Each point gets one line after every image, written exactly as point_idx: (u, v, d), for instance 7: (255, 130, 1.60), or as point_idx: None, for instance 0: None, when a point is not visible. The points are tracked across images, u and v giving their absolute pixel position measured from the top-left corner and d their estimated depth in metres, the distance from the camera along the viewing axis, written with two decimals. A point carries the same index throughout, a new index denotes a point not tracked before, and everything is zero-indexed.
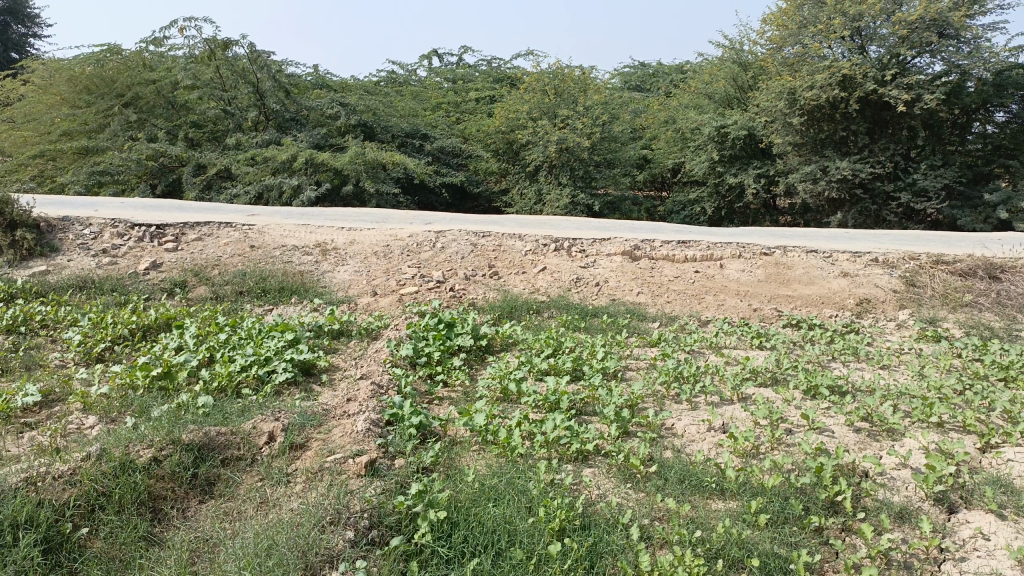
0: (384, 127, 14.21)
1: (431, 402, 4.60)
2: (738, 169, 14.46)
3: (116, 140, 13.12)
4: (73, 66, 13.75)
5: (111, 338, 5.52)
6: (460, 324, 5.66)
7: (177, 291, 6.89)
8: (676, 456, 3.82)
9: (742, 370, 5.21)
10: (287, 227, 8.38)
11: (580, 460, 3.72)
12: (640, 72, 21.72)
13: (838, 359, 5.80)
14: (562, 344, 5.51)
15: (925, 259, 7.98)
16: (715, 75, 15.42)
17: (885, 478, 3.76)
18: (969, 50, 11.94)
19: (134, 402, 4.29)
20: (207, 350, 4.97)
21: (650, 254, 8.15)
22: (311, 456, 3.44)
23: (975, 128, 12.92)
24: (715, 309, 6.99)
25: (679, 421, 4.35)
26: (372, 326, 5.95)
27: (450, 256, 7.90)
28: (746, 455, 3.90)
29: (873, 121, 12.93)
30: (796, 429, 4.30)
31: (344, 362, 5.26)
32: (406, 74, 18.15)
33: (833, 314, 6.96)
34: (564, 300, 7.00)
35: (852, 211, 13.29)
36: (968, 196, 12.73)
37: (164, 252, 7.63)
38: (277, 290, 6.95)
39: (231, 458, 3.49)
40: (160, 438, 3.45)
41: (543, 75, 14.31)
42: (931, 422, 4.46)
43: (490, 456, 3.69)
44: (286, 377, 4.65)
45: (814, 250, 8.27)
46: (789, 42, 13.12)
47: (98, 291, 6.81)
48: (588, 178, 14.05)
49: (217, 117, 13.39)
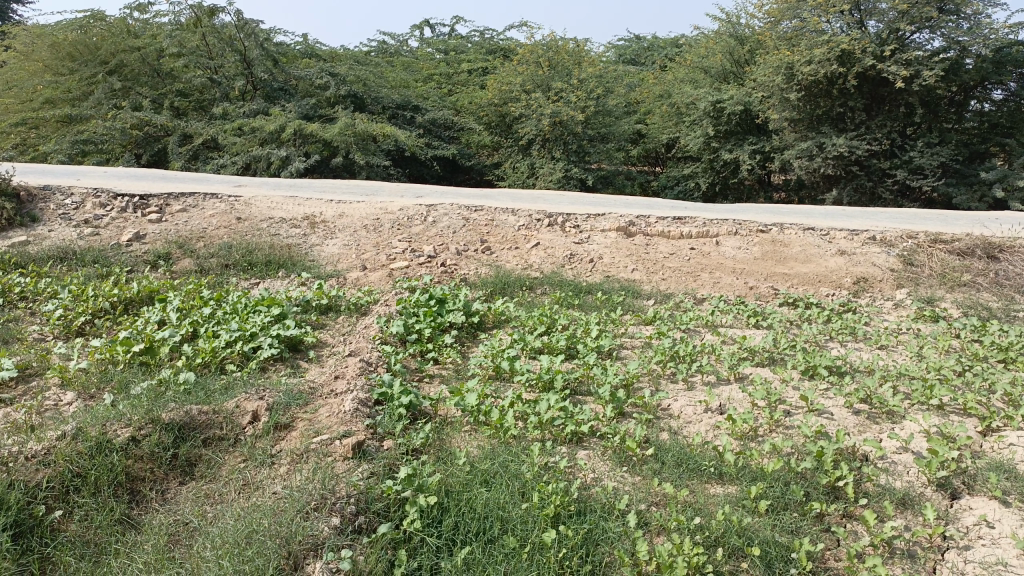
0: (375, 98, 13.95)
1: (421, 380, 4.48)
2: (733, 145, 14.30)
3: (100, 109, 12.83)
4: (56, 31, 13.40)
5: (92, 311, 5.36)
6: (451, 300, 5.53)
7: (161, 264, 6.72)
8: (673, 438, 3.71)
9: (739, 349, 5.11)
10: (274, 199, 8.20)
11: (574, 442, 3.62)
12: (635, 45, 21.44)
13: (835, 338, 5.70)
14: (555, 322, 5.39)
15: (923, 238, 7.88)
16: (711, 49, 15.19)
17: (887, 462, 3.67)
18: (968, 26, 11.78)
19: (114, 378, 4.16)
20: (190, 325, 4.82)
21: (645, 230, 8.01)
22: (296, 437, 3.31)
23: (972, 106, 12.79)
24: (710, 287, 6.88)
25: (675, 402, 4.25)
26: (361, 301, 5.81)
27: (442, 230, 7.73)
28: (744, 437, 3.80)
29: (870, 97, 12.76)
30: (795, 411, 4.20)
31: (332, 338, 5.13)
32: (397, 44, 17.85)
33: (830, 293, 6.86)
34: (557, 276, 6.86)
35: (847, 188, 13.17)
36: (963, 174, 12.64)
37: (148, 223, 7.45)
38: (263, 264, 6.80)
39: (213, 438, 3.36)
40: (139, 416, 3.31)
41: (537, 47, 14.04)
42: (931, 404, 4.37)
43: (482, 438, 3.58)
44: (272, 354, 4.52)
45: (812, 227, 8.15)
46: (787, 16, 12.91)
47: (79, 263, 6.63)
48: (582, 152, 13.88)
49: (204, 86, 13.11)
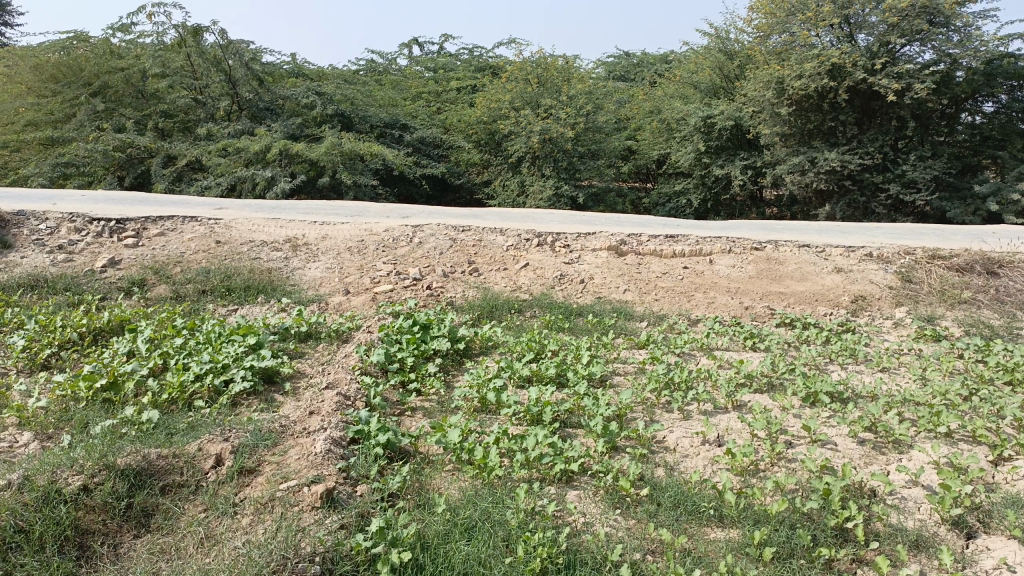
0: (362, 117, 13.75)
1: (402, 414, 4.23)
2: (724, 160, 14.18)
3: (82, 131, 12.59)
4: (38, 53, 13.18)
5: (59, 343, 5.11)
6: (436, 325, 5.31)
7: (136, 290, 6.47)
8: (670, 475, 3.48)
9: (736, 375, 4.89)
10: (256, 221, 7.98)
11: (564, 481, 3.38)
12: (624, 61, 21.31)
13: (835, 361, 5.49)
14: (545, 348, 5.16)
15: (921, 254, 7.70)
16: (701, 64, 15.08)
17: (896, 498, 3.46)
18: (959, 38, 11.73)
19: (75, 417, 3.90)
20: (160, 358, 4.58)
21: (637, 248, 7.80)
22: (262, 484, 3.08)
23: (963, 119, 12.72)
24: (705, 307, 6.67)
25: (671, 434, 4.02)
26: (342, 327, 5.57)
27: (428, 251, 7.52)
28: (745, 473, 3.57)
29: (861, 111, 12.64)
30: (797, 442, 3.99)
31: (311, 367, 4.89)
32: (385, 63, 17.71)
33: (828, 312, 6.66)
34: (547, 298, 6.64)
35: (840, 203, 13.01)
36: (957, 188, 12.53)
37: (124, 248, 7.21)
38: (242, 289, 6.56)
39: (172, 485, 3.11)
40: (92, 463, 3.07)
41: (525, 64, 13.89)
42: (939, 432, 4.16)
43: (465, 478, 3.34)
44: (245, 387, 4.27)
45: (807, 244, 7.97)
46: (777, 30, 12.80)
47: (50, 291, 6.37)
48: (572, 169, 13.69)
49: (189, 106, 12.91)
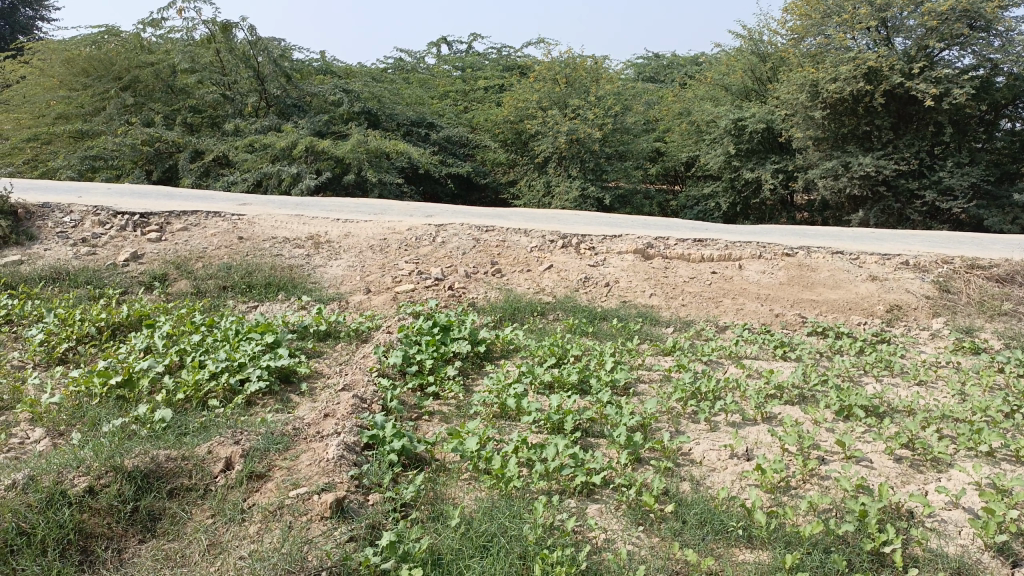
0: (389, 115, 13.68)
1: (419, 418, 4.11)
2: (754, 164, 13.95)
3: (111, 124, 12.66)
4: (70, 47, 13.25)
5: (77, 337, 5.07)
6: (456, 327, 5.19)
7: (157, 285, 6.42)
8: (696, 491, 3.33)
9: (766, 386, 4.72)
10: (279, 218, 7.92)
11: (585, 494, 3.25)
12: (653, 63, 21.08)
13: (870, 373, 5.29)
14: (567, 353, 5.02)
15: (959, 264, 7.45)
16: (732, 66, 14.83)
17: (935, 521, 3.28)
18: (1001, 43, 11.42)
19: (87, 413, 3.82)
20: (175, 355, 4.50)
21: (664, 252, 7.63)
22: (272, 490, 2.98)
23: (1002, 125, 12.43)
24: (734, 314, 6.49)
25: (697, 446, 3.86)
26: (362, 327, 5.48)
27: (451, 251, 7.41)
28: (775, 490, 3.40)
29: (897, 115, 12.33)
30: (830, 458, 3.82)
31: (328, 367, 4.80)
32: (414, 61, 17.65)
33: (861, 322, 6.45)
34: (571, 301, 6.50)
35: (873, 209, 12.67)
36: (995, 196, 12.20)
37: (147, 242, 7.17)
38: (263, 286, 6.49)
39: (179, 488, 3.01)
40: (99, 464, 2.99)
41: (554, 64, 13.75)
42: (980, 451, 3.96)
43: (482, 489, 3.22)
44: (260, 387, 4.18)
45: (840, 251, 7.74)
46: (812, 32, 12.54)
47: (71, 284, 6.34)
48: (599, 170, 13.52)
49: (217, 102, 12.92)
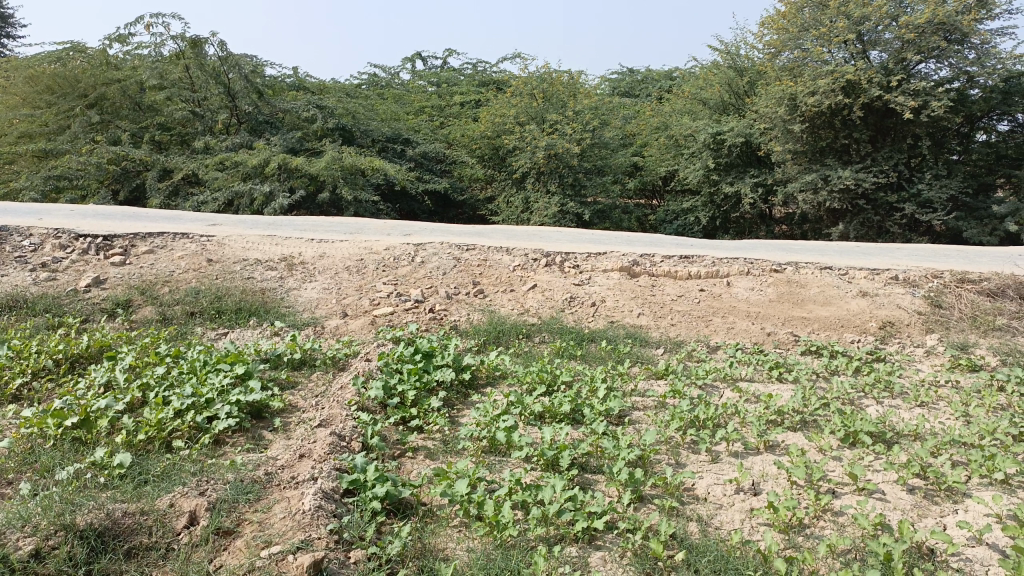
0: (363, 131, 13.41)
1: (403, 456, 3.83)
2: (733, 177, 13.86)
3: (76, 143, 12.21)
4: (32, 63, 12.77)
5: (32, 372, 4.73)
6: (439, 354, 4.93)
7: (120, 312, 6.09)
8: (705, 534, 3.09)
9: (766, 411, 4.49)
10: (250, 238, 7.61)
11: (586, 541, 3.00)
12: (627, 78, 21.04)
13: (870, 395, 5.08)
14: (557, 379, 4.77)
15: (948, 278, 7.33)
16: (709, 80, 14.75)
17: (960, 560, 3.07)
18: (977, 55, 11.46)
19: (39, 459, 3.49)
20: (138, 391, 4.19)
21: (650, 270, 7.41)
22: (241, 549, 2.71)
23: (978, 137, 12.47)
24: (725, 334, 6.28)
25: (700, 481, 3.63)
26: (339, 355, 5.19)
27: (431, 271, 7.14)
28: (789, 531, 3.17)
29: (875, 128, 12.27)
30: (840, 491, 3.61)
31: (303, 400, 4.50)
32: (388, 77, 17.44)
33: (855, 339, 6.26)
34: (557, 323, 6.25)
35: (853, 222, 12.61)
36: (972, 207, 12.23)
37: (110, 266, 6.83)
38: (233, 311, 6.18)
39: (138, 548, 2.72)
40: (48, 523, 2.70)
41: (531, 78, 13.61)
42: (995, 479, 3.75)
43: (475, 538, 2.96)
44: (228, 425, 3.88)
45: (828, 266, 7.59)
46: (789, 46, 12.50)
47: (28, 312, 5.99)
48: (577, 185, 13.33)
49: (186, 119, 12.55)
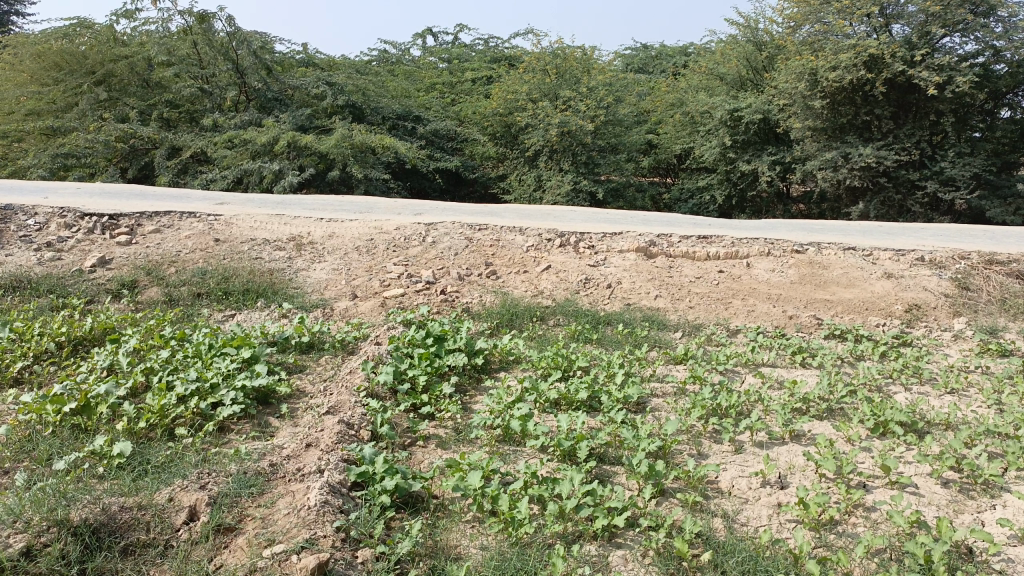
0: (373, 108, 13.19)
1: (414, 445, 3.69)
2: (751, 155, 13.56)
3: (84, 120, 12.08)
4: (40, 40, 12.55)
5: (34, 354, 4.61)
6: (451, 337, 4.78)
7: (125, 293, 5.96)
8: (732, 532, 2.94)
9: (791, 399, 4.31)
10: (258, 218, 7.44)
11: (606, 540, 2.85)
12: (642, 54, 20.65)
13: (897, 381, 4.88)
14: (573, 364, 4.61)
15: (976, 259, 7.09)
16: (726, 54, 14.41)
17: (1003, 561, 2.90)
18: (1003, 29, 11.12)
19: (38, 447, 3.37)
20: (141, 375, 4.05)
21: (667, 250, 7.21)
22: (243, 548, 2.58)
23: (1003, 113, 12.12)
24: (745, 317, 6.10)
25: (723, 473, 3.47)
26: (349, 338, 5.04)
27: (442, 252, 6.97)
28: (820, 529, 3.01)
29: (897, 104, 11.96)
30: (871, 484, 3.44)
31: (311, 385, 4.36)
32: (399, 53, 17.17)
33: (880, 323, 6.06)
34: (572, 305, 6.07)
35: (873, 201, 12.31)
36: (996, 185, 11.92)
37: (116, 246, 6.69)
38: (241, 292, 6.04)
39: (135, 546, 2.59)
40: (41, 519, 2.58)
41: (543, 54, 13.32)
42: None
43: (489, 535, 2.81)
44: (234, 412, 3.74)
45: (852, 247, 7.36)
46: (809, 19, 12.15)
47: (32, 293, 5.87)
48: (591, 163, 13.09)
49: (194, 96, 12.36)
